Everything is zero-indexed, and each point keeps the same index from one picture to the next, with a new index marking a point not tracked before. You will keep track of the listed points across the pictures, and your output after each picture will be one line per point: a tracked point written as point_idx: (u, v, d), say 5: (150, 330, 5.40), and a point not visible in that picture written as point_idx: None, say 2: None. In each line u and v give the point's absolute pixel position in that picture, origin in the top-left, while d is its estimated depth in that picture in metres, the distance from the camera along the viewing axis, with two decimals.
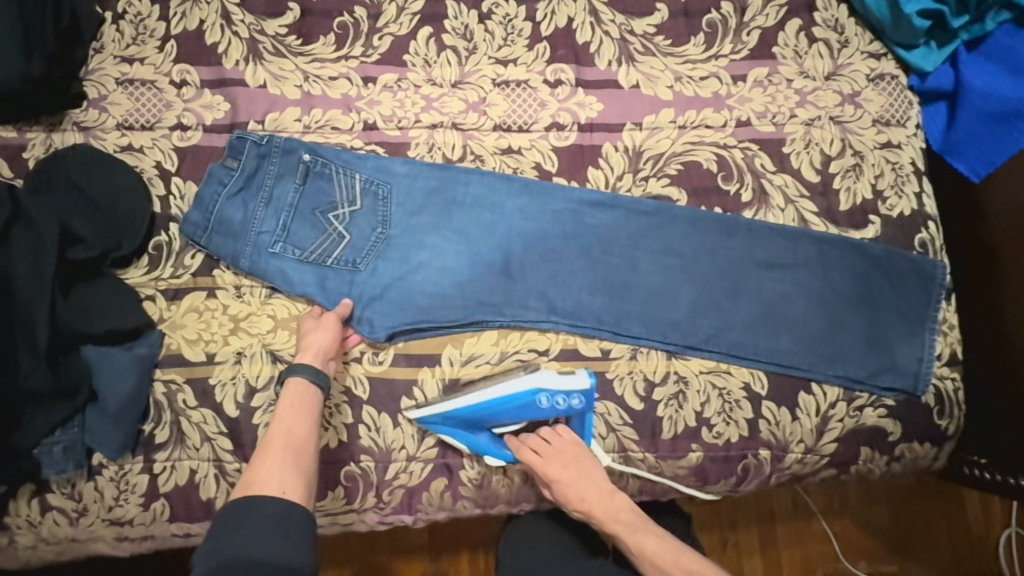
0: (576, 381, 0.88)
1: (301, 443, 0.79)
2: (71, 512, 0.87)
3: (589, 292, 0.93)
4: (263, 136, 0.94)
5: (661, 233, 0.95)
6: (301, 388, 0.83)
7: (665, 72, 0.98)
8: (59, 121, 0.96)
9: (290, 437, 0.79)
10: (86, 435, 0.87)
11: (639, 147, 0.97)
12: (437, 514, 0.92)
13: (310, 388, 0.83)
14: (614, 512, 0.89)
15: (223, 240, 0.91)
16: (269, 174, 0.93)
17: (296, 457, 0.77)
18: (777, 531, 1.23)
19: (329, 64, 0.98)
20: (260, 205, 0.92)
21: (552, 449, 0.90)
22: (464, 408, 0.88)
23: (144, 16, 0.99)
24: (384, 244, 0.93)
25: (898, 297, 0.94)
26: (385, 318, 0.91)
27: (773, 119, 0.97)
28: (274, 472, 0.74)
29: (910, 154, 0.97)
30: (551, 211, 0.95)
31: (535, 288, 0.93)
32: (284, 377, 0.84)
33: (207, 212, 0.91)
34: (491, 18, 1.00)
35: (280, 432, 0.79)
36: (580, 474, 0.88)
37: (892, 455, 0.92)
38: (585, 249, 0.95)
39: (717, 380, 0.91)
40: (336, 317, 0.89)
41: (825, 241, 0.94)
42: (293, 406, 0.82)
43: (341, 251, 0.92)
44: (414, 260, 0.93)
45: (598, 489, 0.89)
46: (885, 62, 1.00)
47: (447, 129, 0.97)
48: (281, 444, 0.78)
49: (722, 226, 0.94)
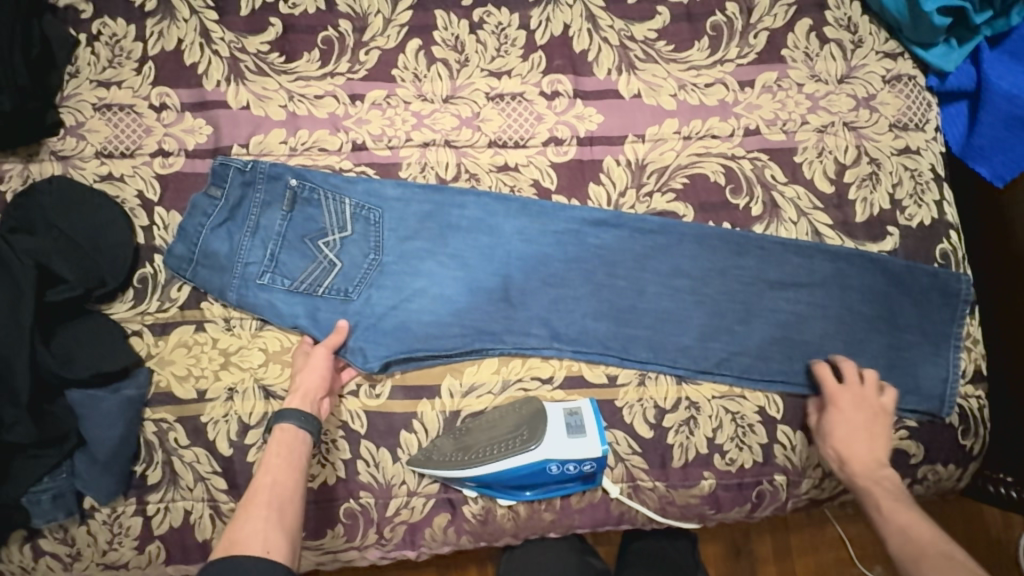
0: (588, 447, 0.83)
1: (288, 495, 0.74)
2: (64, 556, 0.85)
3: (594, 317, 0.89)
4: (243, 162, 0.89)
5: (667, 253, 0.90)
6: (289, 436, 0.79)
7: (668, 80, 0.93)
8: (36, 151, 0.92)
9: (276, 489, 0.74)
10: (75, 481, 0.84)
11: (642, 160, 0.92)
12: (440, 549, 0.89)
13: (299, 437, 0.79)
14: (876, 474, 0.80)
15: (210, 274, 0.88)
16: (255, 203, 0.89)
17: (281, 512, 0.72)
18: (790, 540, 1.19)
19: (315, 82, 0.94)
20: (246, 235, 0.88)
21: (850, 385, 0.84)
22: (474, 474, 0.83)
23: (120, 37, 0.94)
24: (377, 271, 0.89)
25: (922, 312, 0.89)
26: (381, 349, 0.87)
27: (783, 126, 0.92)
28: (257, 529, 0.69)
29: (930, 160, 0.92)
30: (551, 232, 0.90)
31: (537, 313, 0.89)
32: (275, 423, 0.80)
33: (192, 244, 0.88)
34: (483, 28, 0.95)
35: (265, 484, 0.74)
36: (866, 422, 0.82)
37: (915, 478, 0.88)
38: (589, 272, 0.90)
39: (730, 405, 0.87)
40: (325, 350, 0.85)
41: (840, 257, 0.89)
42: (282, 456, 0.77)
43: (333, 281, 0.88)
44: (409, 287, 0.89)
45: (871, 445, 0.82)
46: (901, 62, 0.94)
47: (440, 148, 0.92)
48: (267, 498, 0.73)
49: (732, 244, 0.89)
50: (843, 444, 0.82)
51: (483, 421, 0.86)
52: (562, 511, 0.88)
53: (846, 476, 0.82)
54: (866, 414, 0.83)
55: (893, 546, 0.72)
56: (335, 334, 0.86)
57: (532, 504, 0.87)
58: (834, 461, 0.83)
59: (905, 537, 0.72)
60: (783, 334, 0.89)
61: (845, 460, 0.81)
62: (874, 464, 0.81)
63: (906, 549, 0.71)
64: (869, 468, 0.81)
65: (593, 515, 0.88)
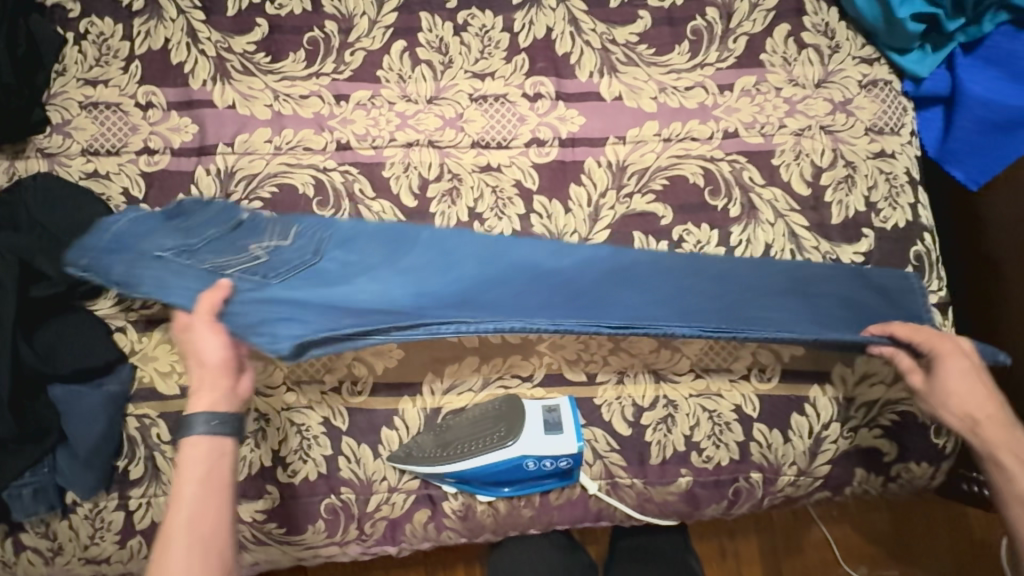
0: (565, 444, 0.85)
1: (213, 531, 0.66)
2: (45, 551, 0.85)
3: (560, 316, 0.78)
4: (203, 199, 0.90)
5: (628, 272, 0.85)
6: (203, 455, 0.70)
7: (649, 83, 0.95)
8: (23, 148, 0.93)
9: (197, 525, 0.66)
10: (56, 476, 0.84)
11: (623, 162, 0.93)
12: (421, 544, 0.90)
13: (213, 456, 0.70)
14: (1014, 442, 0.73)
15: (123, 264, 0.82)
16: (197, 215, 0.87)
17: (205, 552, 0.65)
18: (775, 541, 1.21)
19: (300, 82, 0.95)
20: (176, 235, 0.84)
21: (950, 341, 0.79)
22: (453, 471, 0.85)
23: (107, 36, 0.95)
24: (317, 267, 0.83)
25: (893, 310, 0.86)
26: (299, 328, 0.76)
27: (761, 129, 0.94)
28: None
29: (905, 163, 0.94)
30: (506, 258, 0.84)
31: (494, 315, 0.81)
32: (184, 444, 0.70)
33: (115, 240, 0.84)
34: (467, 30, 0.96)
35: (182, 525, 0.66)
36: (982, 383, 0.77)
37: (888, 476, 0.90)
38: (548, 283, 0.83)
39: (707, 403, 0.89)
40: (208, 321, 0.75)
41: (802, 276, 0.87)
42: (199, 480, 0.69)
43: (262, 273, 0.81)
44: (350, 291, 0.80)
45: (997, 406, 0.75)
46: (878, 67, 0.96)
47: (423, 148, 0.94)
48: (189, 540, 0.65)
49: (689, 266, 0.87)
50: (968, 405, 0.76)
51: (463, 418, 0.87)
52: (541, 507, 0.89)
53: (978, 445, 0.75)
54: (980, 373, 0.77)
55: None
56: (208, 293, 0.76)
57: (511, 500, 0.88)
58: (960, 426, 0.76)
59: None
60: (768, 327, 0.80)
61: (976, 422, 0.75)
62: (1007, 428, 0.74)
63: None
64: (1004, 433, 0.74)
65: (572, 512, 0.89)
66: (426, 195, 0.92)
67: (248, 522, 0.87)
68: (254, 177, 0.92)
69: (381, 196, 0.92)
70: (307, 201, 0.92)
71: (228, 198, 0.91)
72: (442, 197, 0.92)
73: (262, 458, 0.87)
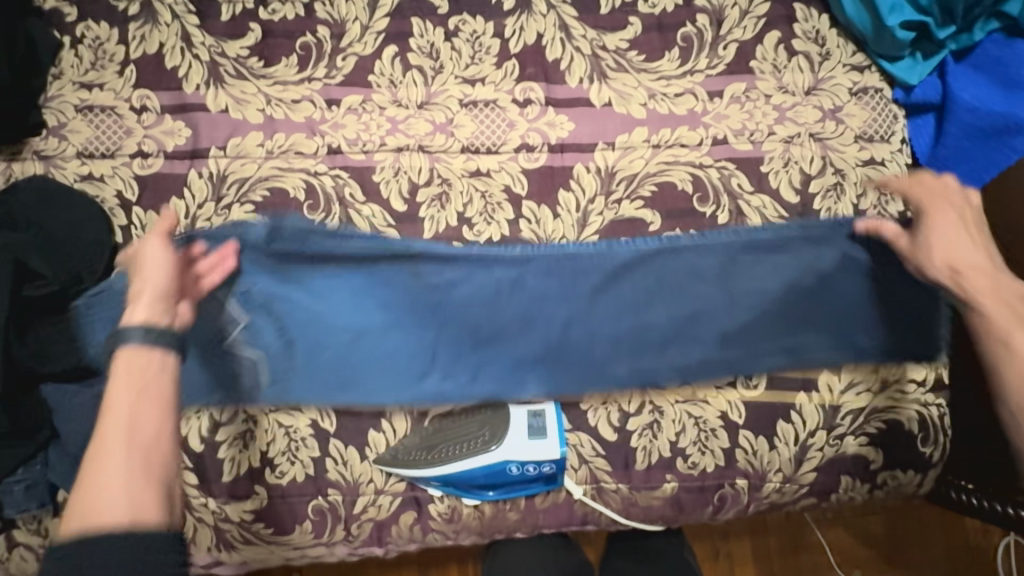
0: (548, 449, 0.85)
1: (153, 439, 0.67)
2: (37, 548, 0.86)
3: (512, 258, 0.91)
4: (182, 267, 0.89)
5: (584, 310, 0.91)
6: (145, 365, 0.71)
7: (638, 89, 0.95)
8: (19, 150, 0.94)
9: (133, 433, 0.66)
10: (49, 473, 0.85)
11: (611, 168, 0.94)
12: (407, 546, 0.91)
13: (150, 374, 0.71)
14: (995, 287, 0.77)
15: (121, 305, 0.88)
16: None
17: (144, 458, 0.65)
18: (769, 543, 1.20)
19: (292, 86, 0.95)
20: None
21: (930, 184, 0.87)
22: (436, 475, 0.85)
23: (103, 40, 0.97)
24: (300, 378, 0.89)
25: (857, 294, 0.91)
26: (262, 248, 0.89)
27: (750, 136, 0.94)
28: (116, 483, 0.62)
29: (894, 171, 0.93)
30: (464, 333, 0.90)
31: (478, 292, 0.91)
32: (118, 363, 0.70)
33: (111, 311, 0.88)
34: (458, 35, 0.97)
35: (120, 426, 0.66)
36: (967, 231, 0.82)
37: (874, 483, 0.90)
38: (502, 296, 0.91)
39: (693, 409, 0.89)
40: (158, 239, 0.82)
41: (797, 354, 0.90)
42: (131, 393, 0.68)
43: (269, 372, 0.89)
44: (320, 296, 0.90)
45: (981, 253, 0.80)
46: (868, 75, 0.96)
47: (413, 152, 0.94)
48: (124, 451, 0.65)
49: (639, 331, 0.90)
50: (950, 251, 0.81)
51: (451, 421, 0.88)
52: (527, 511, 0.89)
53: (960, 291, 0.78)
54: (967, 221, 0.83)
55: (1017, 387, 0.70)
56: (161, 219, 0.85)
57: (496, 503, 0.89)
58: (944, 274, 0.81)
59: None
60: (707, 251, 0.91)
61: (957, 267, 0.79)
62: (988, 271, 0.78)
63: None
64: (987, 273, 0.78)
65: (558, 515, 0.90)
66: (416, 200, 0.93)
67: (237, 522, 0.88)
68: (245, 181, 0.93)
69: (372, 200, 0.93)
70: (298, 204, 0.93)
71: (220, 201, 0.92)
72: (432, 201, 0.93)
73: (250, 459, 0.88)
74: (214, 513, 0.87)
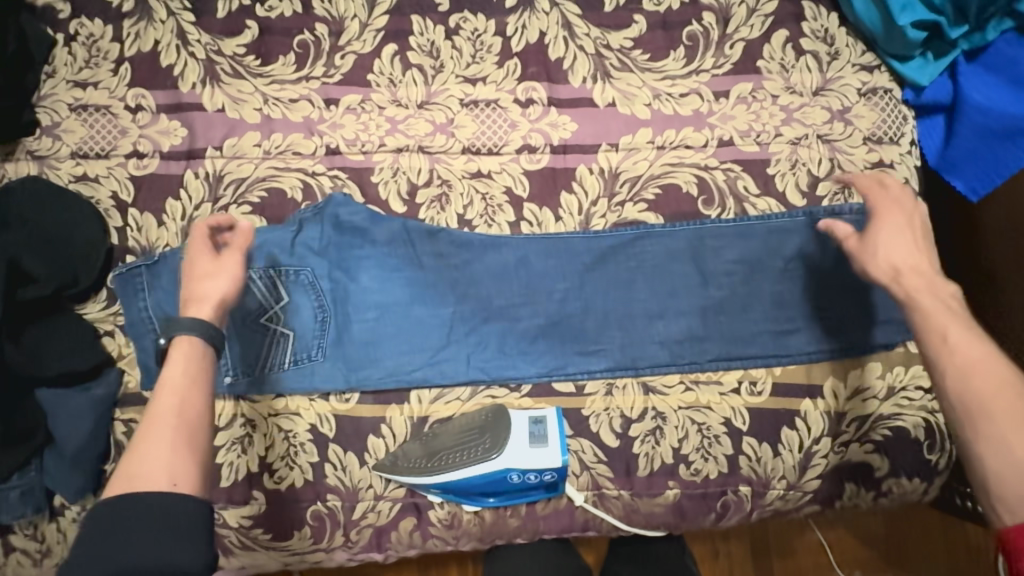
0: (549, 457, 0.84)
1: (196, 419, 0.65)
2: (34, 553, 0.85)
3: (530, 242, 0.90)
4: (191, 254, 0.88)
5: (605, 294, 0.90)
6: (191, 349, 0.69)
7: (643, 89, 0.93)
8: (12, 150, 0.92)
9: (180, 411, 0.65)
10: (45, 478, 0.85)
11: (615, 169, 0.92)
12: (407, 551, 0.90)
13: (203, 354, 0.69)
14: (941, 296, 0.68)
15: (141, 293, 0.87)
16: None
17: (187, 436, 0.64)
18: (769, 542, 1.19)
19: (290, 85, 0.94)
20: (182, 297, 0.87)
21: (885, 185, 0.80)
22: (436, 482, 0.84)
23: (96, 37, 0.95)
24: (325, 359, 0.88)
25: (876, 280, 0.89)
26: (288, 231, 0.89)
27: (757, 138, 0.92)
28: (158, 458, 0.61)
29: (904, 173, 0.92)
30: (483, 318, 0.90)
31: (490, 268, 0.90)
32: (176, 339, 0.69)
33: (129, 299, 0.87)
34: (459, 33, 0.95)
35: (167, 406, 0.65)
36: (913, 237, 0.74)
37: (880, 491, 0.88)
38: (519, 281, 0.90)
39: (696, 415, 0.88)
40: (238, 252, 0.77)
41: (778, 335, 0.89)
42: (186, 368, 0.68)
43: (294, 351, 0.88)
44: (349, 273, 0.90)
45: (921, 261, 0.72)
46: (878, 75, 0.94)
47: (413, 153, 0.93)
48: (172, 420, 0.64)
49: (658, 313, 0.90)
50: (891, 253, 0.73)
51: (450, 427, 0.86)
52: (528, 517, 0.88)
53: (899, 293, 0.70)
54: (914, 229, 0.75)
55: (948, 403, 0.62)
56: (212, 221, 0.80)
57: (497, 509, 0.88)
58: (885, 277, 0.72)
59: (970, 376, 0.61)
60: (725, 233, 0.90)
61: (900, 269, 0.71)
62: (935, 283, 0.70)
63: (970, 391, 0.60)
64: (930, 283, 0.70)
65: (559, 522, 0.89)
66: (415, 201, 0.91)
67: (235, 528, 0.87)
68: (242, 181, 0.91)
69: (371, 202, 0.91)
70: (296, 205, 0.91)
71: (217, 202, 0.91)
72: (431, 203, 0.91)
73: (248, 464, 0.87)
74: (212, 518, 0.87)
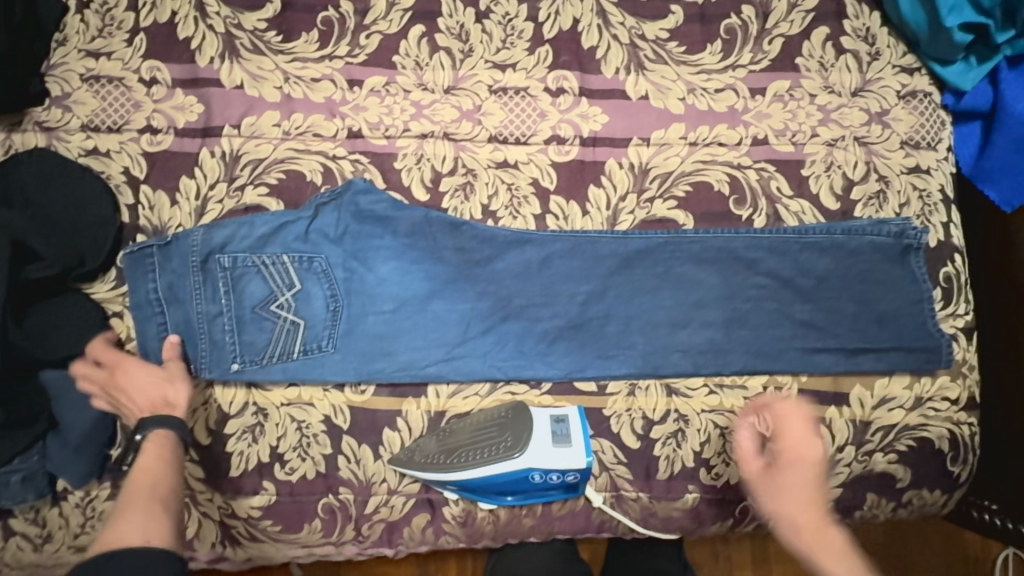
0: (573, 458, 0.82)
1: (170, 492, 0.70)
2: (35, 538, 0.83)
3: (555, 237, 0.87)
4: (202, 234, 0.83)
5: (631, 295, 0.87)
6: (161, 444, 0.74)
7: (677, 82, 0.91)
8: (20, 120, 0.88)
9: (154, 486, 0.69)
10: (46, 463, 0.82)
11: (645, 164, 0.89)
12: (418, 548, 0.88)
13: (176, 443, 0.75)
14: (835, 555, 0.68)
15: (145, 273, 0.83)
16: (197, 298, 0.83)
17: (163, 503, 0.68)
18: (769, 550, 1.14)
19: (312, 64, 0.90)
20: (193, 281, 0.83)
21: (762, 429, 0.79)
22: (453, 479, 0.82)
23: (110, 6, 0.91)
24: (335, 351, 0.85)
25: (911, 289, 0.87)
26: (302, 216, 0.86)
27: (792, 137, 0.90)
28: (139, 517, 0.65)
29: (939, 180, 0.90)
30: (504, 313, 0.87)
31: (513, 266, 0.87)
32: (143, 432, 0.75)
33: (135, 280, 0.83)
34: (489, 17, 0.91)
35: (142, 484, 0.69)
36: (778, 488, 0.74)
37: (900, 502, 0.87)
38: (543, 278, 0.87)
39: (719, 419, 0.86)
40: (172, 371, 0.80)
41: (807, 346, 0.86)
42: (155, 457, 0.73)
43: (302, 341, 0.84)
44: (366, 261, 0.87)
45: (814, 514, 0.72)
46: (918, 78, 0.92)
47: (438, 140, 0.90)
48: (144, 494, 0.68)
49: (684, 312, 0.87)
50: (784, 501, 0.73)
51: (468, 423, 0.84)
52: (542, 517, 0.87)
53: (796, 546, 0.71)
54: (794, 471, 0.75)
55: None
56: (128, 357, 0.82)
57: (512, 508, 0.86)
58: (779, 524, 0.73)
59: None
60: (758, 234, 0.87)
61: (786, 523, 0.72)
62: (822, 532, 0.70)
63: None
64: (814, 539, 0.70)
65: (574, 522, 0.87)
66: (439, 189, 0.89)
67: (244, 519, 0.85)
68: (260, 162, 0.88)
69: (393, 189, 0.89)
70: (315, 188, 0.88)
71: (233, 182, 0.88)
72: (456, 191, 0.89)
73: (259, 454, 0.84)
74: (220, 508, 0.85)
